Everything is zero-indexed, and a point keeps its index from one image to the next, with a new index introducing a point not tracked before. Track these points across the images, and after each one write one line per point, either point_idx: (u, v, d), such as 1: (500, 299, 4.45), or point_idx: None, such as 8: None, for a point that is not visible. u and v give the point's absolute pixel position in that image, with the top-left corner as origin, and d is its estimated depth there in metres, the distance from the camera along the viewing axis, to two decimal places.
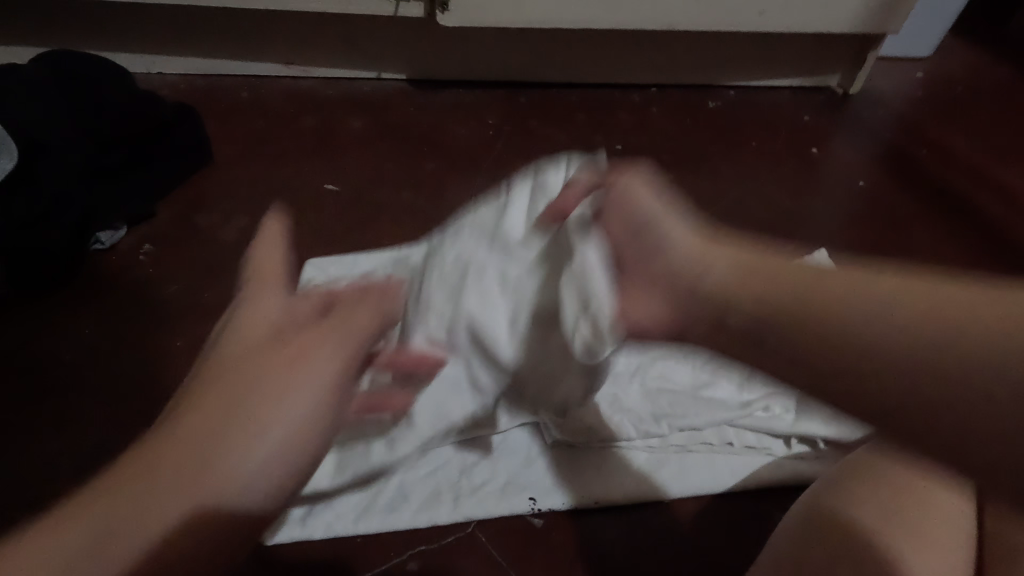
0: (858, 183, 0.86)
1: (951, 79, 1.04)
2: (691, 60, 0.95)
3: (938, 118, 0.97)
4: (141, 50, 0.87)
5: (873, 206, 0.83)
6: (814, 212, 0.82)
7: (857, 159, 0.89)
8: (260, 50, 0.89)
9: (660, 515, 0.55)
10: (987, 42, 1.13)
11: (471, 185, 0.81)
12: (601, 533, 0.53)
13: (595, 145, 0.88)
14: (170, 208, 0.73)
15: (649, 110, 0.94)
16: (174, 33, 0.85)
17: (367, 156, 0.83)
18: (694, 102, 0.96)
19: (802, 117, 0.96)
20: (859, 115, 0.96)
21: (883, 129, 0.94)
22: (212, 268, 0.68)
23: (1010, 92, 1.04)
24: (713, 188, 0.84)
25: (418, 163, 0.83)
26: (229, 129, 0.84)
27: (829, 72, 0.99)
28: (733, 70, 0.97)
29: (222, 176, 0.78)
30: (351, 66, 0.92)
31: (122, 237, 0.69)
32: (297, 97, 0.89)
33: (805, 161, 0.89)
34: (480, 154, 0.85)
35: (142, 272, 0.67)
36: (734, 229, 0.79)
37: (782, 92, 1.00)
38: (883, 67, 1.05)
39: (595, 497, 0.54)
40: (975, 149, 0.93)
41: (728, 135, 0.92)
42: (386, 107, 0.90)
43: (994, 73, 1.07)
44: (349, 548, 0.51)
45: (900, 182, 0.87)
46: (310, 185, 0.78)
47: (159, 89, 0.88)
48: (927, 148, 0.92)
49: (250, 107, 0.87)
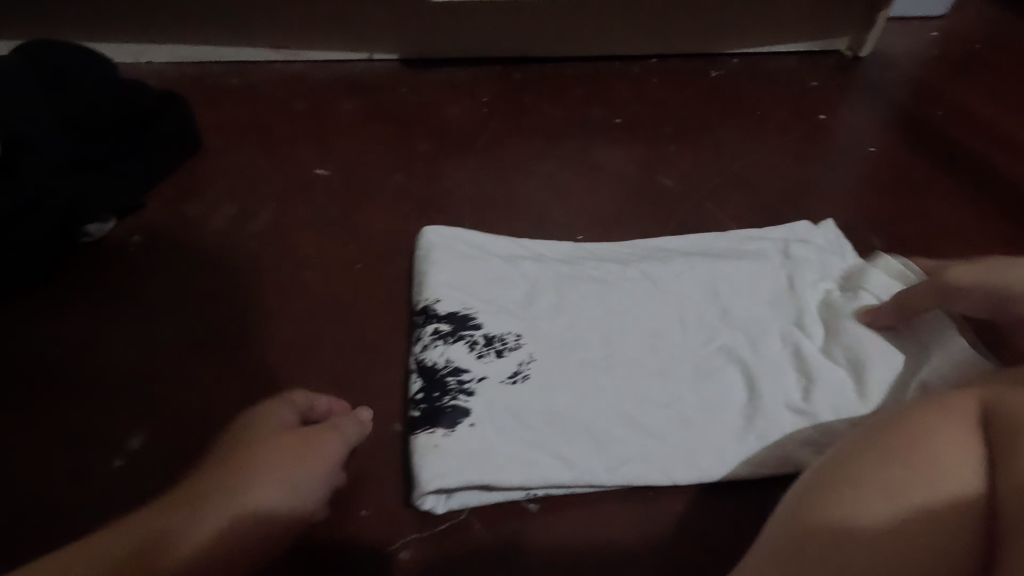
0: (867, 149, 0.83)
1: (968, 37, 1.00)
2: (691, 27, 0.91)
3: (954, 78, 0.93)
4: (127, 39, 0.86)
5: (883, 173, 0.80)
6: (822, 182, 0.79)
7: (866, 125, 0.86)
8: (247, 34, 0.87)
9: (654, 494, 0.55)
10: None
11: (463, 165, 0.79)
12: (591, 518, 0.53)
13: (593, 120, 0.85)
14: (160, 200, 0.73)
15: (648, 81, 0.91)
16: (159, 21, 0.84)
17: (358, 140, 0.81)
18: (695, 71, 0.93)
19: (809, 82, 0.92)
20: (869, 79, 0.92)
21: (897, 93, 0.90)
22: (203, 259, 0.68)
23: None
24: (716, 159, 0.81)
25: (410, 145, 0.81)
26: (217, 117, 0.82)
27: (838, 34, 0.94)
28: (737, 36, 0.93)
29: (211, 165, 0.77)
30: (341, 47, 0.89)
31: (110, 229, 0.70)
32: (287, 82, 0.88)
33: (811, 127, 0.85)
34: (474, 133, 0.83)
35: (133, 267, 0.67)
36: (737, 201, 0.77)
37: (788, 57, 0.96)
38: (896, 27, 1.00)
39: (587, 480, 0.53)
40: (993, 109, 0.88)
41: (731, 104, 0.88)
42: (377, 89, 0.88)
43: (1017, 30, 1.01)
44: (346, 535, 0.52)
45: (912, 145, 0.83)
46: (300, 171, 0.77)
47: (148, 78, 0.87)
48: (943, 110, 0.88)
49: (239, 94, 0.86)
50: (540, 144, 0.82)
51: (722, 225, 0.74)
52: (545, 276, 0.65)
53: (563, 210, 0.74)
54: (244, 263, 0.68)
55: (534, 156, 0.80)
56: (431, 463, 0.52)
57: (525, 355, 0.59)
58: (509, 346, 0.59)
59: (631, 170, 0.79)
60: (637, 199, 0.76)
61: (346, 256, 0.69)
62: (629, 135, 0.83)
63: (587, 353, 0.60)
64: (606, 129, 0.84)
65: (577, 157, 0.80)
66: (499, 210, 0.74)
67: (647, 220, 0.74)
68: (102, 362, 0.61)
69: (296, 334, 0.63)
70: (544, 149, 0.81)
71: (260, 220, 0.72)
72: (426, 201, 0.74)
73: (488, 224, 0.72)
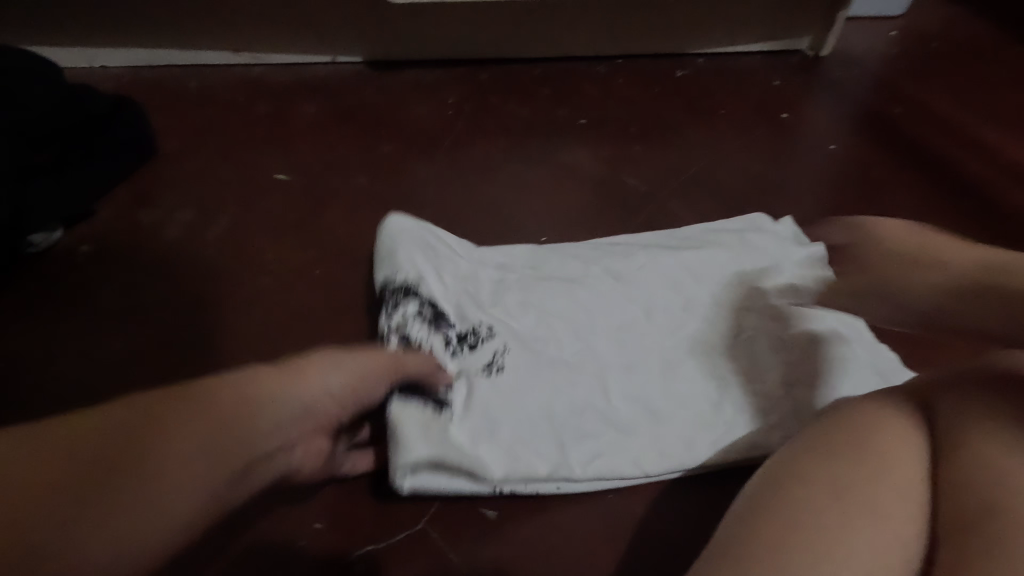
0: (828, 146, 0.84)
1: (926, 36, 1.02)
2: (656, 27, 0.91)
3: (913, 77, 0.94)
4: (80, 43, 0.83)
5: (844, 169, 0.81)
6: (785, 179, 0.80)
7: (828, 122, 0.87)
8: (206, 37, 0.85)
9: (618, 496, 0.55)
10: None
11: (427, 168, 0.78)
12: (550, 519, 0.53)
13: (559, 120, 0.85)
14: (113, 207, 0.71)
15: (614, 81, 0.91)
16: (114, 24, 0.82)
17: (320, 144, 0.80)
18: (661, 71, 0.93)
19: (772, 81, 0.93)
20: (831, 77, 0.94)
21: (858, 91, 0.91)
22: (156, 266, 0.66)
23: (988, 50, 1.00)
24: (681, 158, 0.81)
25: (374, 147, 0.79)
26: (175, 121, 0.80)
27: (800, 34, 0.96)
28: (701, 37, 0.94)
29: (167, 171, 0.75)
30: (303, 50, 0.88)
31: (59, 239, 0.67)
32: (248, 85, 0.86)
33: (774, 126, 0.86)
34: (439, 135, 0.82)
35: (83, 275, 0.65)
36: (702, 199, 0.77)
37: (752, 57, 0.97)
38: (856, 27, 1.02)
39: (557, 483, 0.53)
40: (950, 107, 0.90)
41: (696, 103, 0.89)
42: (341, 91, 0.86)
43: (973, 31, 1.04)
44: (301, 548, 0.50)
45: (872, 142, 0.84)
46: (260, 176, 0.75)
47: (102, 83, 0.84)
48: (902, 108, 0.89)
49: (198, 98, 0.84)
50: (505, 146, 0.81)
51: (687, 223, 0.74)
52: (512, 267, 0.65)
53: (528, 211, 0.74)
54: (200, 271, 0.66)
55: (500, 157, 0.79)
56: (413, 433, 0.51)
57: (500, 344, 0.58)
58: (483, 337, 0.58)
59: (597, 170, 0.79)
60: (602, 198, 0.76)
61: (307, 262, 0.68)
62: (595, 135, 0.83)
63: (555, 349, 0.60)
64: (572, 129, 0.84)
65: (542, 157, 0.80)
66: (464, 212, 0.73)
67: (613, 221, 0.74)
68: (47, 375, 0.58)
69: (253, 342, 0.62)
70: (509, 150, 0.80)
71: (217, 226, 0.70)
72: (390, 205, 0.73)
73: (452, 225, 0.72)
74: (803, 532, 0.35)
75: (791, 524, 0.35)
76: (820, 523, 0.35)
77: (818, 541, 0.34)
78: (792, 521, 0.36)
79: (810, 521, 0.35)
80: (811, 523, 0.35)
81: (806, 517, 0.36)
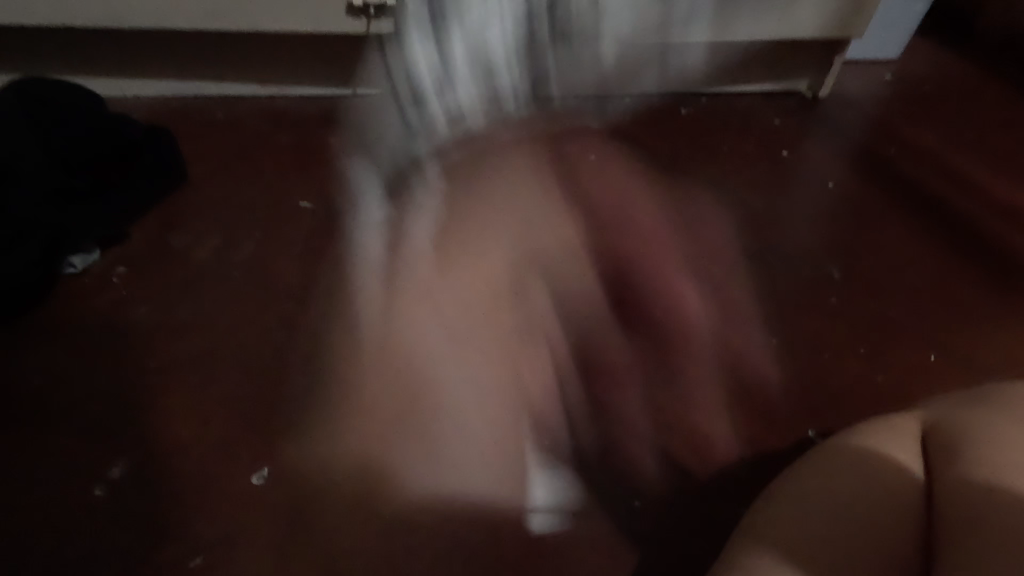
0: (826, 184, 0.87)
1: (921, 79, 1.06)
2: (661, 68, 0.96)
3: (908, 117, 0.98)
4: (116, 75, 0.88)
5: (841, 206, 0.84)
6: (785, 214, 0.83)
7: (826, 160, 0.91)
8: (234, 71, 0.90)
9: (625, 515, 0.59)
10: (960, 41, 1.14)
11: (444, 197, 0.81)
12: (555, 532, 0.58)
13: (569, 153, 0.89)
14: (143, 229, 0.74)
15: (621, 118, 0.95)
16: (149, 58, 0.87)
17: (341, 173, 0.83)
18: (666, 109, 0.97)
19: (772, 120, 0.97)
20: (829, 117, 0.98)
21: (855, 131, 0.95)
22: (185, 288, 0.69)
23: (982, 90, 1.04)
24: (684, 192, 0.85)
25: (392, 177, 0.83)
26: (203, 149, 0.84)
27: (798, 76, 1.00)
28: (705, 77, 0.98)
29: (196, 195, 0.78)
30: (326, 84, 0.93)
31: (95, 261, 0.70)
32: (272, 116, 0.90)
33: (774, 163, 0.90)
34: (454, 166, 0.85)
35: (115, 294, 0.68)
36: (705, 232, 0.80)
37: (754, 96, 1.01)
38: (852, 69, 1.06)
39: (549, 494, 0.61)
40: (946, 145, 0.93)
41: (699, 139, 0.93)
42: (361, 122, 0.91)
43: (968, 71, 1.08)
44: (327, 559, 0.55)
45: (869, 180, 0.88)
46: (283, 203, 0.79)
47: (134, 112, 0.89)
48: (897, 147, 0.93)
49: (225, 127, 0.88)
50: (517, 177, 0.84)
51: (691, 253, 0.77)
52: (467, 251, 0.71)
53: (538, 239, 0.77)
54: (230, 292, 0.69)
55: (511, 189, 0.83)
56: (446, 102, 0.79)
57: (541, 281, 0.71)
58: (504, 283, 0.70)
59: (605, 202, 0.82)
60: (610, 229, 0.79)
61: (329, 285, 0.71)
62: (602, 169, 0.87)
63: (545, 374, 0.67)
64: (581, 162, 0.87)
65: (552, 189, 0.83)
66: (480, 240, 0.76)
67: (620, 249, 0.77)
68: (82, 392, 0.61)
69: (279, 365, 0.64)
70: (521, 182, 0.84)
71: (242, 250, 0.73)
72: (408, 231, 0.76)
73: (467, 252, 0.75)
74: (801, 543, 0.39)
75: (787, 537, 0.40)
76: (812, 537, 0.39)
77: (809, 551, 0.39)
78: (785, 536, 0.40)
79: (805, 533, 0.40)
80: (807, 542, 0.39)
81: (802, 533, 0.40)
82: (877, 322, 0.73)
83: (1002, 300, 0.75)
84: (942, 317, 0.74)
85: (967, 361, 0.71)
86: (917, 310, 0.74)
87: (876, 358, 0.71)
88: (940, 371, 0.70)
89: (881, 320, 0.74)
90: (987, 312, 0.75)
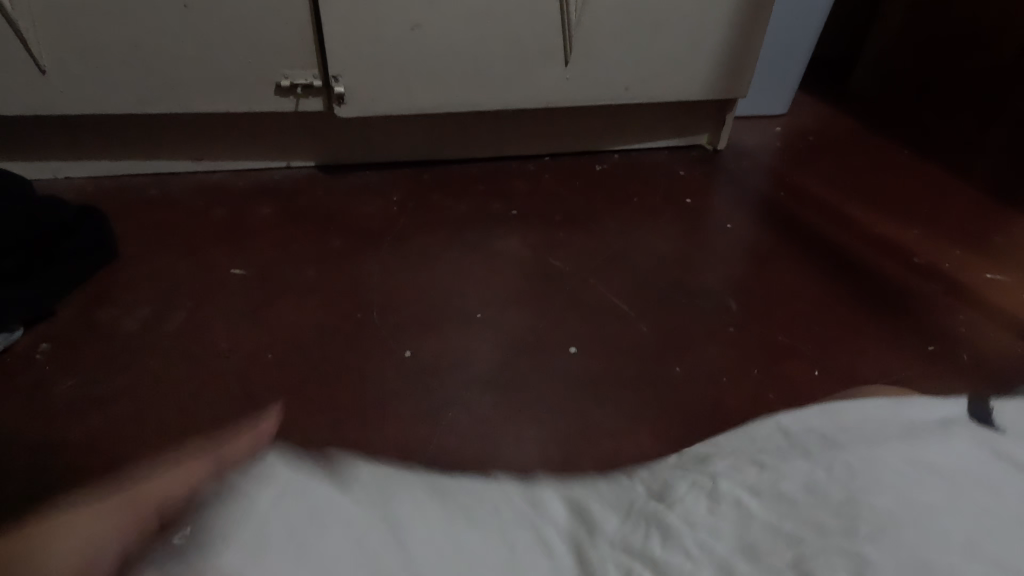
0: (726, 226, 0.96)
1: (804, 131, 1.18)
2: (573, 130, 1.05)
3: (795, 165, 1.09)
4: (48, 158, 0.91)
5: (737, 244, 0.93)
6: (696, 258, 0.90)
7: (726, 206, 1.00)
8: (170, 149, 0.94)
9: None
10: (837, 97, 1.28)
11: (374, 260, 0.85)
12: None
13: (492, 212, 0.95)
14: (71, 307, 0.75)
15: (542, 177, 1.03)
16: (83, 141, 0.90)
17: (274, 240, 0.87)
18: (582, 167, 1.06)
19: (678, 172, 1.06)
20: (727, 168, 1.07)
21: (750, 179, 1.05)
22: (113, 361, 0.70)
23: (859, 140, 1.16)
24: (598, 240, 0.91)
25: (323, 242, 0.87)
26: (135, 225, 0.87)
27: (696, 131, 1.10)
28: (615, 137, 1.08)
29: (128, 270, 0.80)
30: (260, 157, 0.97)
31: (18, 339, 0.71)
32: (207, 191, 0.94)
33: (678, 210, 0.98)
34: (382, 229, 0.90)
35: (39, 370, 0.69)
36: (618, 275, 0.86)
37: (660, 152, 1.10)
38: (743, 125, 1.18)
39: None
40: (828, 190, 1.04)
41: (611, 194, 1.01)
42: (294, 194, 0.95)
43: (844, 123, 1.21)
44: None
45: (762, 222, 0.97)
46: (216, 271, 0.81)
47: (66, 192, 0.91)
48: (786, 191, 1.03)
49: (160, 202, 0.91)
50: (444, 238, 0.90)
51: (605, 298, 0.82)
52: None
53: (464, 292, 0.82)
54: (151, 366, 0.70)
55: (437, 247, 0.88)
56: None
57: None
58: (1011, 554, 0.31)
59: (527, 254, 0.88)
60: (532, 278, 0.84)
61: (258, 348, 0.73)
62: (524, 225, 0.93)
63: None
64: (504, 220, 0.94)
65: (476, 245, 0.89)
66: (402, 301, 0.80)
67: (540, 300, 0.81)
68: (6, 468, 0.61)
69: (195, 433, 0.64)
70: (446, 240, 0.89)
71: (175, 319, 0.75)
72: (337, 294, 0.80)
73: (398, 308, 0.79)
74: None
75: None
76: None
77: None
78: None
79: None
80: None
81: None
82: (772, 342, 0.78)
83: (881, 315, 0.83)
84: (831, 332, 0.80)
85: (850, 366, 0.76)
86: (807, 328, 0.80)
87: (769, 369, 0.75)
88: (826, 384, 0.74)
89: (777, 343, 0.78)
90: (873, 324, 0.81)
